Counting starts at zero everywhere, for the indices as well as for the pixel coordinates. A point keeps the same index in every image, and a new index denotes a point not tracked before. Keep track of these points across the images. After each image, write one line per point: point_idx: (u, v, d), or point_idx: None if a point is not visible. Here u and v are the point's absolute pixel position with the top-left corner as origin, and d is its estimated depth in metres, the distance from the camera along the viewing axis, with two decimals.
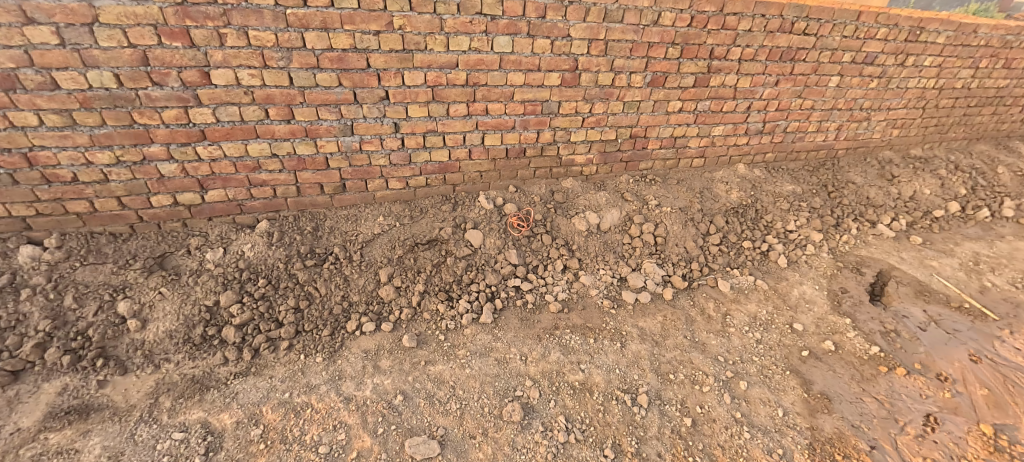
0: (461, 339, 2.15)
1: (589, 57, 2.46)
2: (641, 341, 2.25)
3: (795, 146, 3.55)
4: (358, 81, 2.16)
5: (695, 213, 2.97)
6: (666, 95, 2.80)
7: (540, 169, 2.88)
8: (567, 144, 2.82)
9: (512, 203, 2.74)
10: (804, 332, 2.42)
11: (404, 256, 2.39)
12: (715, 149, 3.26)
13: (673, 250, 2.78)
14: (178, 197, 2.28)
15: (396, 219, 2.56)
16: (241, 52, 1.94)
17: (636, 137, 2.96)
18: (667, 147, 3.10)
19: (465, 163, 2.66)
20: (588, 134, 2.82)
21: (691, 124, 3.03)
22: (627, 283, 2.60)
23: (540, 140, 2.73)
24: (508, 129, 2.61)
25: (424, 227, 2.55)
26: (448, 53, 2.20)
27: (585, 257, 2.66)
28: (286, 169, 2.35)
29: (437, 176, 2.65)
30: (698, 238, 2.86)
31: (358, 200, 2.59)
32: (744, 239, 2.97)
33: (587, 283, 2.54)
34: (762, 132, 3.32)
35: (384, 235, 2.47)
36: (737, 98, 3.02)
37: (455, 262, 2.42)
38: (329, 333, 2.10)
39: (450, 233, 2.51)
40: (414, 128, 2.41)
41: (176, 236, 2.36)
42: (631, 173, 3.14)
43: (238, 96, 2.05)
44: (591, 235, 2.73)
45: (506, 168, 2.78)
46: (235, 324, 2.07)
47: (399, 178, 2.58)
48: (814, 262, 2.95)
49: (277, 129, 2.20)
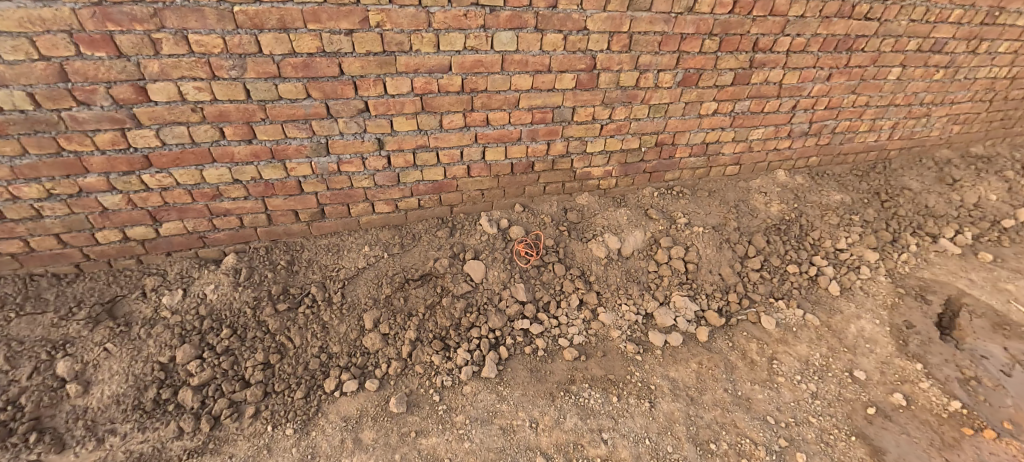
0: (460, 400, 1.81)
1: (610, 53, 2.04)
2: (673, 398, 1.89)
3: (843, 148, 3.10)
4: (329, 91, 1.78)
5: (731, 232, 2.57)
6: (699, 96, 2.37)
7: (551, 185, 2.49)
8: (583, 156, 2.43)
9: (519, 226, 2.38)
10: (867, 381, 2.04)
11: (393, 296, 2.04)
12: (751, 155, 2.84)
13: (707, 279, 2.38)
14: (127, 232, 1.95)
15: (385, 250, 2.20)
16: (182, 60, 1.57)
17: (663, 145, 2.55)
18: (697, 155, 2.68)
19: (464, 182, 2.29)
20: (607, 144, 2.42)
21: (726, 127, 2.60)
22: (654, 321, 2.22)
23: (550, 152, 2.34)
24: (514, 140, 2.22)
25: (416, 258, 2.19)
26: (439, 54, 1.81)
27: (605, 290, 2.27)
28: (252, 196, 2.00)
29: (431, 196, 2.28)
30: (735, 263, 2.46)
31: (340, 227, 2.23)
32: (788, 262, 2.57)
33: (607, 322, 2.17)
34: (807, 133, 2.87)
35: (369, 269, 2.12)
36: (782, 96, 2.57)
37: (453, 302, 2.06)
38: (302, 396, 1.77)
39: (446, 266, 2.14)
40: (401, 144, 2.03)
41: (130, 275, 2.04)
42: (655, 185, 2.74)
43: (184, 114, 1.69)
44: (611, 263, 2.34)
45: (511, 185, 2.40)
46: (193, 386, 1.76)
47: (386, 200, 2.22)
48: (871, 288, 2.54)
49: (237, 150, 1.84)
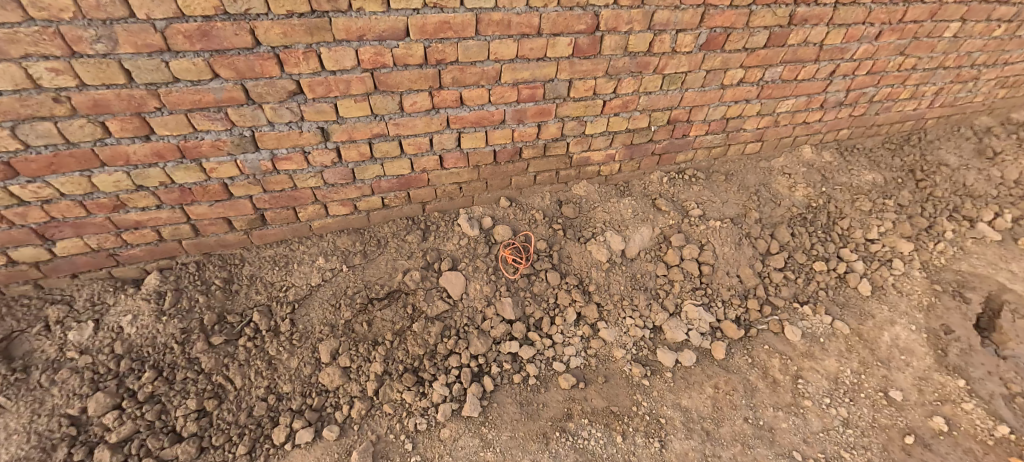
0: (437, 448, 1.52)
1: (618, 9, 1.56)
2: (686, 434, 1.63)
3: (878, 118, 2.71)
4: (244, 69, 1.32)
5: (751, 224, 2.22)
6: (724, 62, 1.93)
7: (542, 174, 2.08)
8: (582, 139, 2.00)
9: (505, 226, 2.00)
10: (903, 403, 1.79)
11: (354, 321, 1.70)
12: (776, 130, 2.43)
13: (723, 283, 2.06)
14: (12, 254, 1.54)
15: (343, 261, 1.82)
16: (20, 32, 1.08)
17: (676, 122, 2.12)
18: (715, 132, 2.27)
19: (436, 175, 1.87)
20: (610, 123, 1.99)
21: (752, 99, 2.18)
22: (663, 336, 1.92)
23: (541, 136, 1.91)
24: (496, 124, 1.78)
25: (382, 271, 1.82)
26: (390, 14, 1.33)
27: (606, 302, 1.94)
28: (166, 204, 1.58)
29: (397, 193, 1.87)
30: (755, 263, 2.13)
31: (287, 234, 1.84)
32: (814, 257, 2.25)
33: (609, 340, 1.86)
34: (842, 103, 2.47)
35: (325, 287, 1.76)
36: (821, 60, 2.14)
37: (426, 326, 1.72)
38: (246, 452, 1.46)
39: (418, 281, 1.79)
40: (352, 133, 1.60)
41: (28, 306, 1.64)
42: (664, 169, 2.34)
43: (46, 106, 1.23)
44: (614, 267, 2.00)
45: (495, 176, 2.00)
46: (111, 444, 1.44)
47: (342, 201, 1.81)
48: (904, 285, 2.25)
49: (132, 150, 1.41)
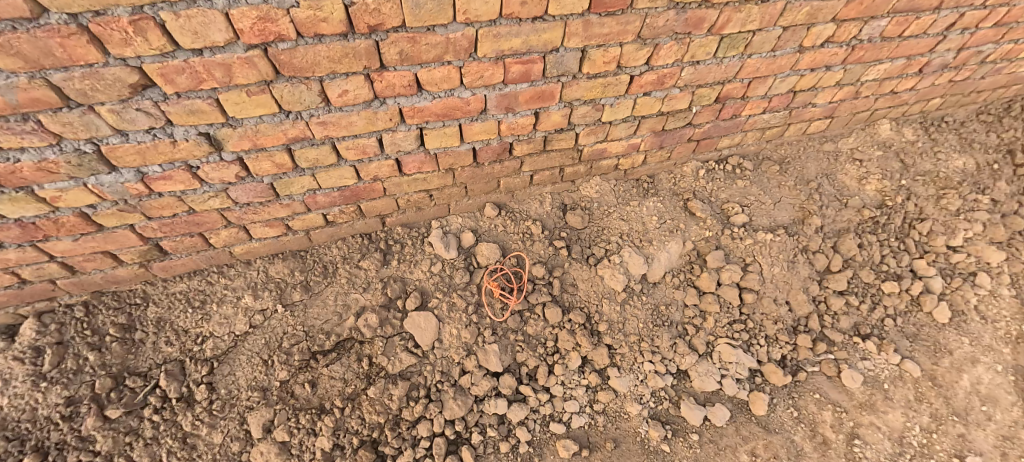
0: None
1: None
2: None
3: (981, 83, 2.09)
4: (36, 54, 0.78)
5: (810, 235, 1.74)
6: (811, 14, 1.32)
7: (541, 173, 1.57)
8: (596, 127, 1.46)
9: (492, 244, 1.54)
10: None
11: (293, 382, 1.31)
12: (853, 104, 1.89)
13: (769, 313, 1.63)
14: None
15: (277, 298, 1.39)
16: None
17: (727, 99, 1.56)
18: (775, 109, 1.72)
19: (395, 182, 1.37)
20: (637, 105, 1.42)
21: (834, 66, 1.61)
22: (688, 384, 1.54)
23: (540, 126, 1.37)
24: (473, 114, 1.24)
25: (328, 311, 1.40)
26: None
27: (620, 344, 1.52)
28: (7, 243, 1.12)
29: (343, 208, 1.39)
30: (810, 285, 1.69)
31: (200, 264, 1.39)
32: (881, 274, 1.80)
33: (622, 392, 1.48)
34: (946, 66, 1.87)
35: (254, 335, 1.35)
36: (942, 7, 1.52)
37: (387, 387, 1.33)
38: None
39: (376, 327, 1.37)
40: (256, 138, 1.08)
41: None
42: (701, 157, 1.82)
43: None
44: (632, 298, 1.56)
45: (478, 180, 1.49)
46: None
47: (267, 222, 1.33)
48: (991, 308, 1.80)
49: None
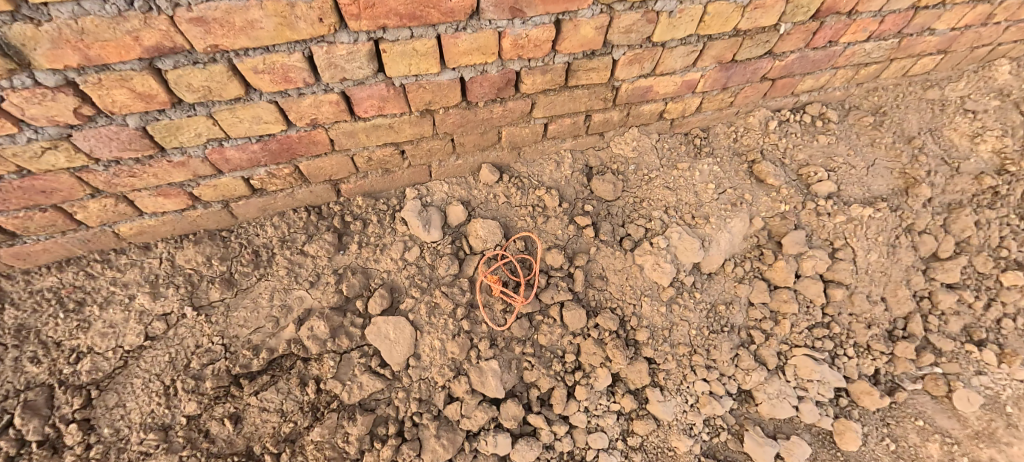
0: None
1: None
2: None
3: None
4: None
5: (916, 210, 1.30)
6: None
7: (558, 121, 1.12)
8: (643, 51, 0.99)
9: (490, 221, 1.11)
10: None
11: (207, 418, 0.92)
12: (978, 34, 1.40)
13: (858, 314, 1.23)
14: None
15: (186, 299, 0.98)
16: None
17: (829, 15, 1.08)
18: (884, 35, 1.24)
19: (346, 130, 0.93)
20: (706, 17, 0.95)
21: None
22: (753, 409, 1.15)
23: (561, 47, 0.91)
24: (457, 17, 0.78)
25: (260, 315, 0.99)
26: None
27: (664, 357, 1.12)
28: None
29: (272, 169, 0.96)
30: (913, 276, 1.28)
31: (73, 250, 0.97)
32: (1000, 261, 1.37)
33: (665, 422, 1.09)
34: None
35: (152, 350, 0.96)
36: None
37: (343, 423, 0.94)
38: None
39: (327, 339, 0.98)
40: (85, 45, 0.62)
41: None
42: (772, 104, 1.36)
43: None
44: (681, 295, 1.15)
45: (469, 129, 1.05)
46: None
47: (159, 189, 0.91)
48: None
49: None
